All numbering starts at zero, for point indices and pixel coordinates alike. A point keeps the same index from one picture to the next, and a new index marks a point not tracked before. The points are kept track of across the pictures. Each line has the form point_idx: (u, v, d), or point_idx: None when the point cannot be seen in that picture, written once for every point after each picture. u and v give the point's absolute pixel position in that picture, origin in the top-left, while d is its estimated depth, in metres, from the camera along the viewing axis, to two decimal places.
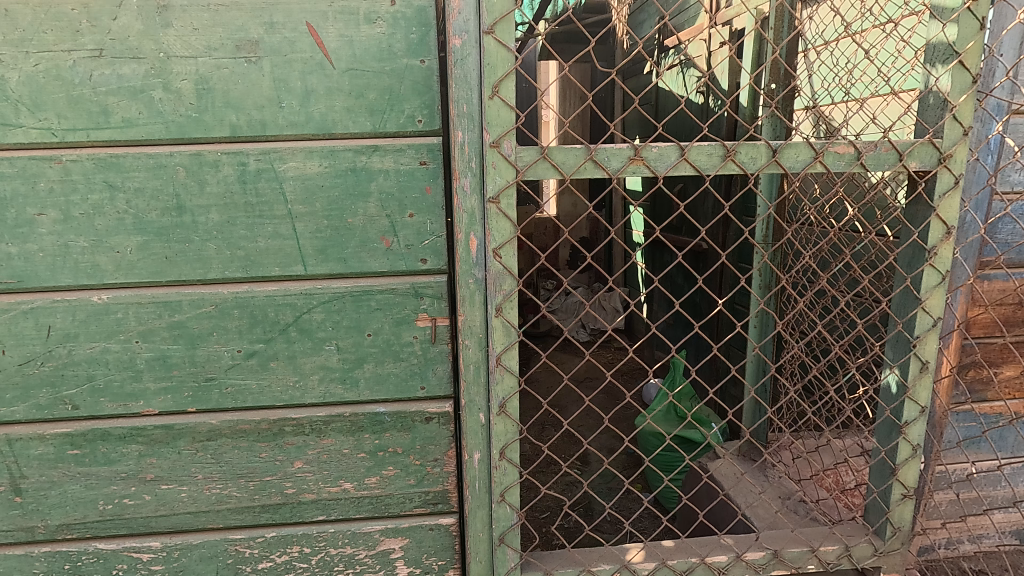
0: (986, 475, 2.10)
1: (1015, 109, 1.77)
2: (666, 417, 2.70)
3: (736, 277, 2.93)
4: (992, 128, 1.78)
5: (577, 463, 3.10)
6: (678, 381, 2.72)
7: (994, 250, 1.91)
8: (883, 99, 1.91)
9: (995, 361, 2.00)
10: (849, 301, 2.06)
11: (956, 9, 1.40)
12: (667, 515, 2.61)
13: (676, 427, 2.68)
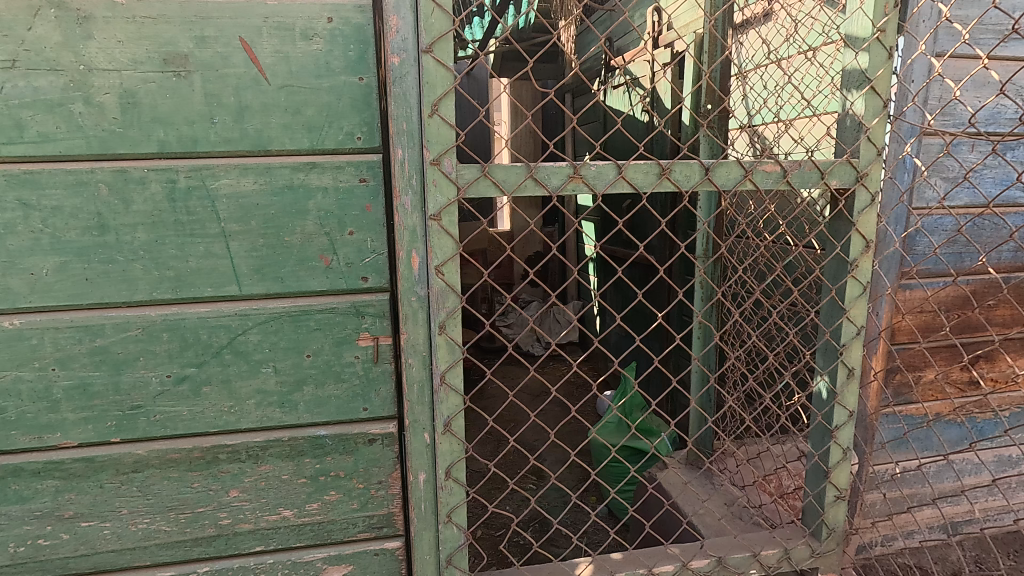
0: (914, 473, 2.24)
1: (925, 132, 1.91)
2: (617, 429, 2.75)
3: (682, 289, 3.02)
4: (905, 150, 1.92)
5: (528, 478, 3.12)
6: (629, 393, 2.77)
7: (914, 261, 2.05)
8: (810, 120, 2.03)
9: (915, 366, 2.13)
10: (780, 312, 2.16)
11: (867, 38, 1.51)
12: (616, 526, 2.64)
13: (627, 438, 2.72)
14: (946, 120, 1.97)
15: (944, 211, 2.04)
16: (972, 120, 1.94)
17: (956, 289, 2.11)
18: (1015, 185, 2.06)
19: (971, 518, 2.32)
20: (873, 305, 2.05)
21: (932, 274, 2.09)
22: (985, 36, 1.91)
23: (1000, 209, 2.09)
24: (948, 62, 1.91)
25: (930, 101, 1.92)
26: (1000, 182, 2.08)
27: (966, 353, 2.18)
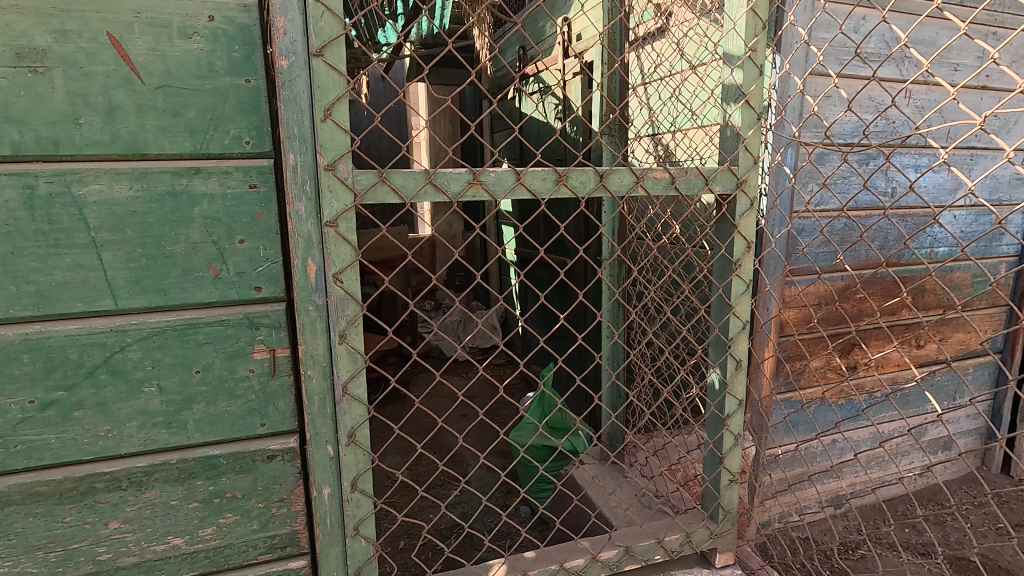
0: (806, 453, 2.50)
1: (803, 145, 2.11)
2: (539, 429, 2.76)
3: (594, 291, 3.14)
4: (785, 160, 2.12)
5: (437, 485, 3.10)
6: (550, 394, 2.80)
7: (798, 260, 2.27)
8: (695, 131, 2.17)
9: (797, 356, 2.35)
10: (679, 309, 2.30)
11: (740, 56, 1.64)
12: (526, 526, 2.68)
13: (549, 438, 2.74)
14: (815, 131, 2.17)
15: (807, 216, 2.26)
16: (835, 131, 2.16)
17: (832, 284, 2.35)
18: (872, 191, 2.32)
19: (844, 491, 2.61)
20: (760, 301, 2.23)
21: (812, 271, 2.31)
22: (846, 57, 2.13)
23: (861, 213, 2.35)
24: (814, 80, 2.12)
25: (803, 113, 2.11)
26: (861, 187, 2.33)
27: (838, 343, 2.44)
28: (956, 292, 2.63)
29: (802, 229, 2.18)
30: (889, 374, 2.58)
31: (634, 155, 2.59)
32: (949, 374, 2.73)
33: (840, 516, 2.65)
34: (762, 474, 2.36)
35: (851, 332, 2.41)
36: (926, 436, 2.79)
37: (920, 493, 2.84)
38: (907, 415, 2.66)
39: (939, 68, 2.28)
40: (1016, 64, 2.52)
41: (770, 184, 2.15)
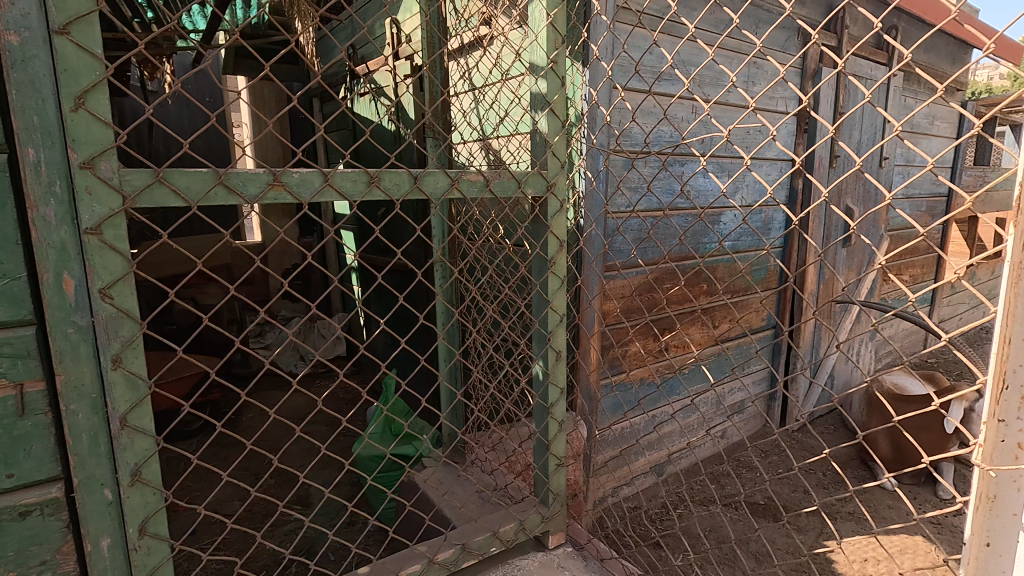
0: (630, 430, 2.78)
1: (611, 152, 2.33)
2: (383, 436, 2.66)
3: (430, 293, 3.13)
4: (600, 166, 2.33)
5: (247, 515, 2.87)
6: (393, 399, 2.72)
7: (614, 257, 2.50)
8: (508, 137, 2.29)
9: (618, 343, 2.59)
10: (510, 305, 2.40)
11: (544, 66, 1.76)
12: (355, 543, 2.57)
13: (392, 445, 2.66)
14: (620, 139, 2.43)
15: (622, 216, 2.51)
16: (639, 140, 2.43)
17: (643, 277, 2.63)
18: (672, 194, 2.65)
19: (663, 461, 2.96)
20: (584, 296, 2.42)
21: (626, 266, 2.57)
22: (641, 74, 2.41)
23: (664, 212, 2.67)
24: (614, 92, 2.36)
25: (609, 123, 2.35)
26: (664, 190, 2.65)
27: (651, 329, 2.75)
28: (740, 279, 3.11)
29: (616, 228, 2.41)
30: (693, 352, 2.96)
31: (465, 158, 2.64)
32: (739, 348, 3.22)
33: (661, 483, 2.99)
34: (594, 454, 2.58)
35: (661, 318, 2.73)
36: (725, 403, 3.26)
37: (722, 452, 3.33)
38: (709, 386, 3.09)
39: (715, 90, 2.71)
40: (772, 91, 3.05)
41: (587, 186, 2.35)
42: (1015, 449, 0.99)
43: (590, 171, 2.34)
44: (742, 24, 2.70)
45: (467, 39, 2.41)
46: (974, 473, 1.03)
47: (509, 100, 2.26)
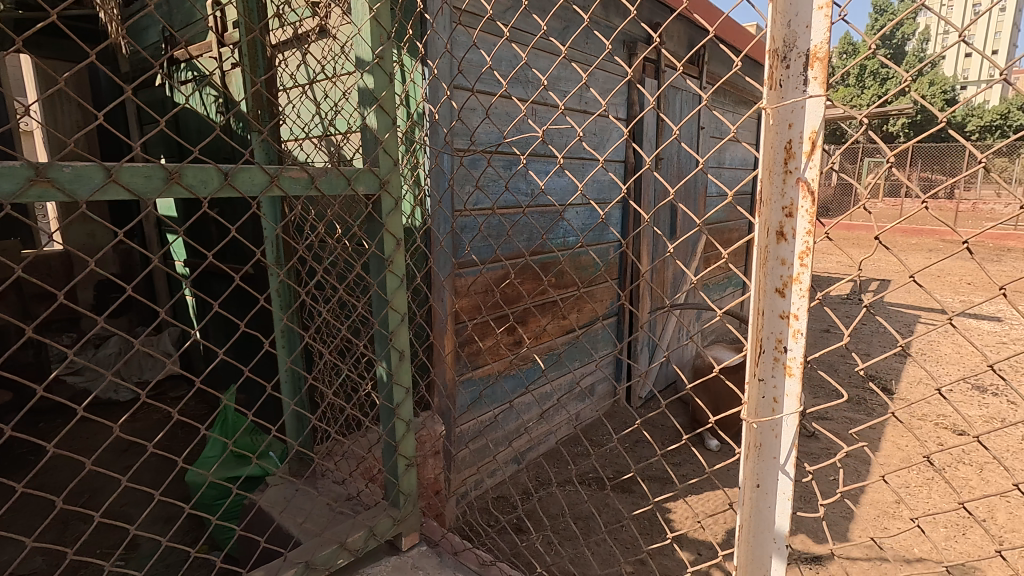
0: (489, 423, 2.84)
1: (455, 150, 2.36)
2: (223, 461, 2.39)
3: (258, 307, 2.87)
4: (445, 164, 2.35)
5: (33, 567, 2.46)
6: (233, 418, 2.46)
7: (464, 254, 2.52)
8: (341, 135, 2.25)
9: (474, 340, 2.62)
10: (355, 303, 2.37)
11: (370, 61, 1.73)
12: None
13: (234, 468, 2.40)
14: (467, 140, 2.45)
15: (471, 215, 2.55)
16: (482, 139, 2.49)
17: (494, 273, 2.69)
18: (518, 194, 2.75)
19: (522, 450, 3.08)
20: (435, 294, 2.42)
21: (478, 263, 2.61)
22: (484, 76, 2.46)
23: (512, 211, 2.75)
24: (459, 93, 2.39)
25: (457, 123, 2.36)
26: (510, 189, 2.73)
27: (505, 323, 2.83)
28: (583, 272, 3.31)
29: (464, 227, 2.44)
30: (545, 343, 3.11)
31: (305, 154, 2.51)
32: (587, 336, 3.42)
33: (522, 471, 3.10)
34: (452, 451, 2.59)
35: (515, 313, 2.82)
36: (577, 388, 3.46)
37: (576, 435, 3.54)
38: (561, 374, 3.26)
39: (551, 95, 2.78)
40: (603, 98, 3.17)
41: (433, 184, 2.35)
42: (771, 403, 1.19)
43: (434, 171, 2.35)
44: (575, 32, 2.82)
45: (297, 29, 2.29)
46: (743, 427, 1.23)
47: (340, 98, 2.24)
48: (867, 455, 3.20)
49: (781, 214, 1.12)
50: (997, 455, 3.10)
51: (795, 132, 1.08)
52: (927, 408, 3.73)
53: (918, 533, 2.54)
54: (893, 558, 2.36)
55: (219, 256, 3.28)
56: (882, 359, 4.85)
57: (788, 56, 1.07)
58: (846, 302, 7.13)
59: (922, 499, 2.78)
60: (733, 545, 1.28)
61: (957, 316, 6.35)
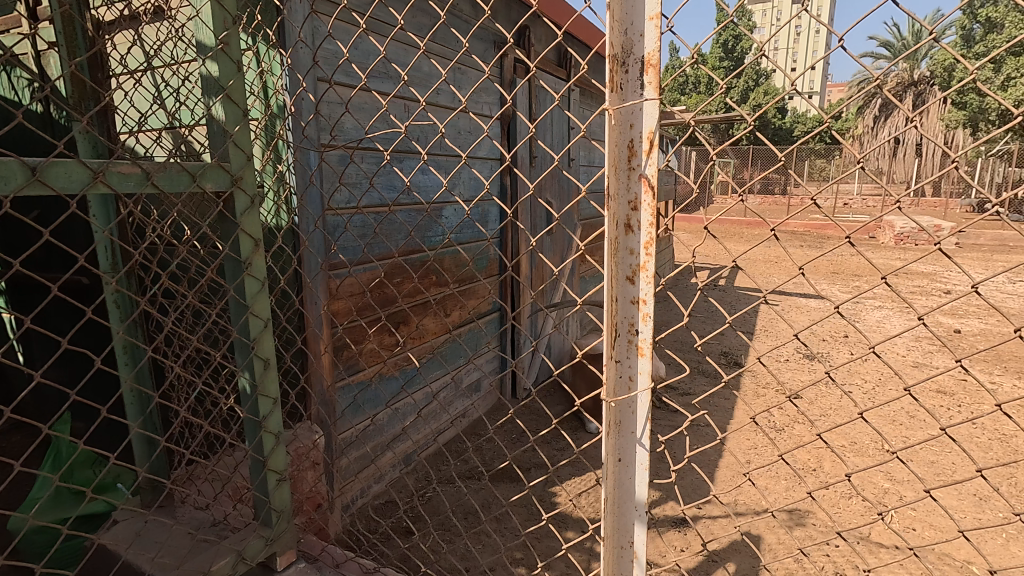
0: (373, 428, 2.75)
1: (323, 145, 2.25)
2: (57, 498, 2.06)
3: (95, 323, 2.53)
4: (312, 159, 2.23)
5: None
6: (67, 449, 2.13)
7: (339, 254, 2.40)
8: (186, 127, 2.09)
9: (353, 344, 2.51)
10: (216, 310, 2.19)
11: (213, 48, 1.61)
12: None
13: (73, 506, 2.07)
14: (337, 135, 2.35)
15: (347, 213, 2.43)
16: (350, 134, 2.39)
17: (373, 273, 2.59)
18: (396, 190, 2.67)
19: (411, 451, 3.03)
20: (307, 298, 2.29)
21: (355, 263, 2.50)
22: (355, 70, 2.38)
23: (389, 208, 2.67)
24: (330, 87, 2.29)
25: (323, 118, 2.26)
26: (387, 186, 2.64)
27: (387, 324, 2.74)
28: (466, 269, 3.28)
29: (338, 226, 2.34)
30: (431, 342, 3.07)
31: (150, 149, 2.26)
32: (472, 332, 3.43)
33: (411, 473, 3.04)
34: (334, 461, 2.48)
35: (397, 313, 2.74)
36: (465, 383, 3.47)
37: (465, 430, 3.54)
38: (448, 371, 3.23)
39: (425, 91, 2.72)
40: (477, 95, 3.15)
41: (300, 182, 2.23)
42: (628, 381, 1.29)
43: (300, 167, 2.22)
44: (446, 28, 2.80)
45: (132, 9, 2.05)
46: (603, 406, 1.32)
47: (183, 87, 2.07)
48: (723, 424, 3.56)
49: (627, 208, 1.22)
50: (822, 413, 3.61)
51: (635, 132, 1.18)
52: (770, 377, 4.23)
53: (763, 487, 2.89)
54: (743, 512, 2.66)
55: (35, 268, 2.82)
56: (736, 336, 5.41)
57: (626, 61, 1.16)
58: (705, 288, 7.87)
59: (766, 458, 3.16)
60: (601, 517, 1.37)
61: (793, 295, 7.28)
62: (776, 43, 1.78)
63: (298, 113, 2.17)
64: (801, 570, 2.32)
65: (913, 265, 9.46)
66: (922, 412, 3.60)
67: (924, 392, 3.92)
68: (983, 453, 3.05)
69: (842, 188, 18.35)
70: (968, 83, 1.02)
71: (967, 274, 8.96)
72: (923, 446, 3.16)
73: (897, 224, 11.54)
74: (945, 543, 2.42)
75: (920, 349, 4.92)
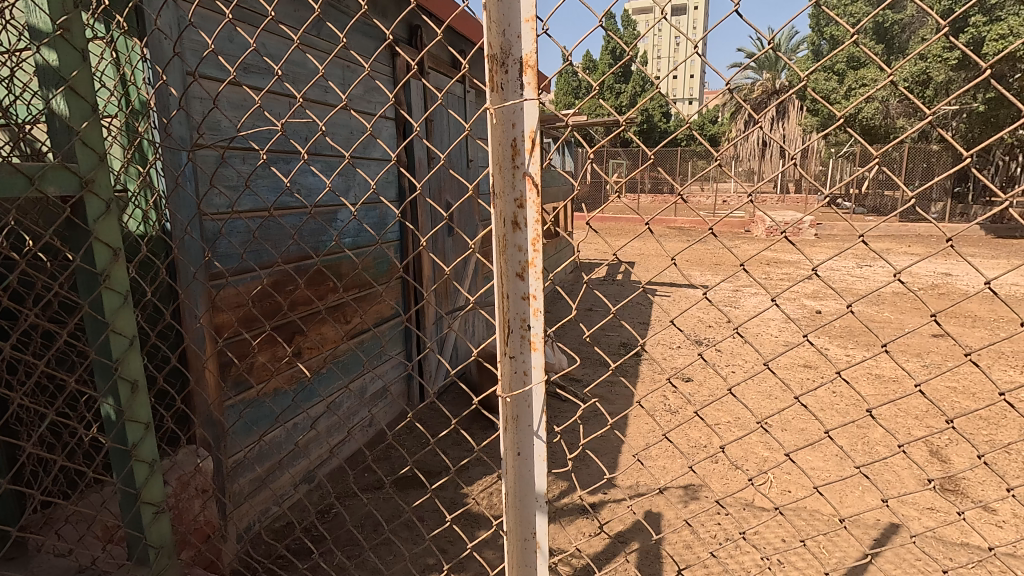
0: (268, 448, 2.58)
1: (194, 144, 2.07)
2: None
3: None
4: (182, 159, 2.04)
5: None
6: None
7: (218, 263, 2.22)
8: (25, 124, 1.85)
9: (239, 359, 2.33)
10: (74, 330, 1.94)
11: (49, 34, 1.43)
12: None
13: None
14: (213, 134, 2.18)
15: (226, 218, 2.26)
16: (225, 133, 2.23)
17: (260, 282, 2.42)
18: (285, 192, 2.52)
19: (313, 466, 2.88)
20: (184, 311, 2.10)
21: (238, 272, 2.33)
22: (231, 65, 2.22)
23: (278, 212, 2.50)
24: (204, 82, 2.12)
25: (193, 115, 2.09)
26: (274, 188, 2.49)
27: (281, 335, 2.57)
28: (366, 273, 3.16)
29: (217, 231, 2.16)
30: (330, 351, 2.93)
31: None
32: (375, 339, 3.32)
33: (314, 489, 2.90)
34: (225, 485, 2.30)
35: (288, 324, 2.58)
36: (369, 392, 3.35)
37: (373, 440, 3.43)
38: (349, 381, 3.11)
39: (312, 89, 2.61)
40: (369, 95, 3.07)
41: (170, 185, 2.04)
42: (522, 376, 1.31)
43: (169, 169, 2.03)
44: (332, 24, 2.71)
45: None
46: (500, 402, 1.33)
47: (19, 79, 1.84)
48: (622, 411, 3.75)
49: (513, 206, 1.24)
50: (708, 393, 3.91)
51: (518, 131, 1.21)
52: (663, 363, 4.52)
53: (659, 466, 3.07)
54: (643, 492, 2.81)
55: None
56: (631, 327, 5.71)
57: (505, 61, 1.18)
58: (602, 283, 8.23)
59: (661, 439, 3.37)
60: (504, 512, 1.38)
61: (680, 286, 7.82)
62: (650, 50, 1.89)
63: (164, 110, 1.99)
64: (695, 540, 2.47)
65: (780, 254, 10.53)
66: (790, 385, 4.02)
67: (791, 368, 4.38)
68: (839, 417, 3.47)
69: (720, 186, 20.02)
70: (801, 88, 1.15)
71: (823, 261, 10.13)
72: (792, 416, 3.52)
73: (766, 218, 12.78)
74: (812, 500, 2.72)
75: (787, 329, 5.49)
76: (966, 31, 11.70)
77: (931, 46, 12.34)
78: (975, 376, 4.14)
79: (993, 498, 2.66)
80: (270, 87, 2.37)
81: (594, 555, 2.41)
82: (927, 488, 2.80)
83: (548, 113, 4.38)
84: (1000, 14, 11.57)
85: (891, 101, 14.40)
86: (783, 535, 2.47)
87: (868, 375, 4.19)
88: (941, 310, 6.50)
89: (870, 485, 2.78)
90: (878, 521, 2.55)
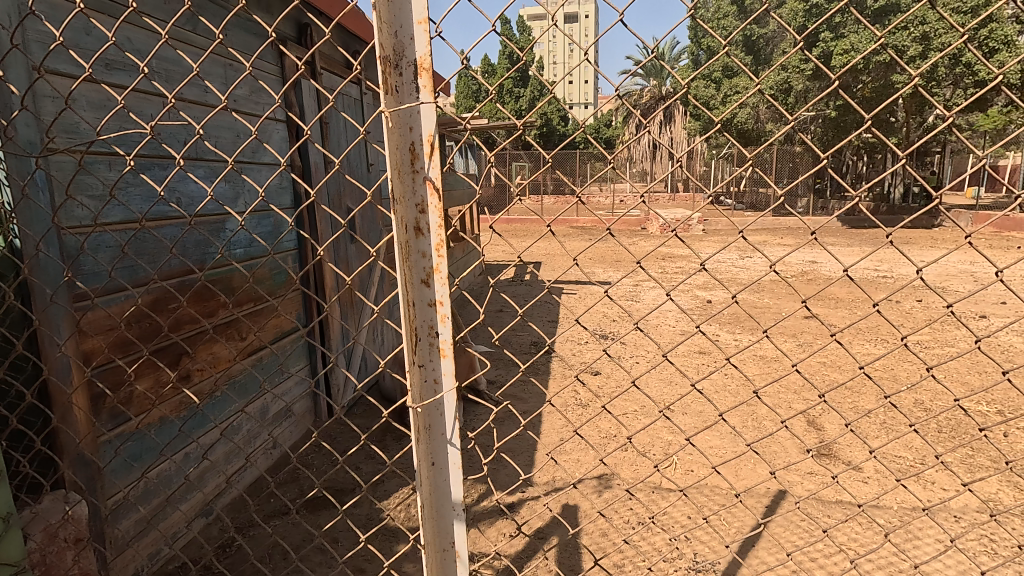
0: (154, 483, 2.33)
1: (48, 148, 1.83)
2: None
3: None
4: (32, 165, 1.80)
5: None
6: None
7: (82, 283, 1.98)
8: None
9: (113, 390, 2.08)
10: None
11: None
12: None
13: None
14: (69, 137, 1.94)
15: (92, 230, 2.03)
16: (87, 137, 1.99)
17: (136, 303, 2.18)
18: (161, 202, 2.29)
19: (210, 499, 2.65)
20: (42, 340, 1.85)
21: (109, 292, 2.08)
22: (88, 60, 1.99)
23: (154, 223, 2.27)
24: (55, 79, 1.88)
25: (42, 116, 1.84)
26: (148, 198, 2.26)
27: (163, 358, 2.33)
28: (261, 286, 2.96)
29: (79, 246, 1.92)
30: (222, 373, 2.70)
31: None
32: (275, 355, 3.11)
33: (212, 523, 2.67)
34: (104, 531, 2.05)
35: (171, 346, 2.35)
36: (270, 413, 3.15)
37: (277, 463, 3.23)
38: (247, 402, 2.89)
39: (187, 89, 2.40)
40: (254, 96, 2.88)
41: (16, 195, 1.78)
42: (433, 384, 1.28)
43: (15, 176, 1.77)
44: (209, 19, 2.52)
45: None
46: (410, 412, 1.30)
47: None
48: (535, 409, 3.82)
49: (415, 211, 1.21)
50: (615, 385, 4.10)
51: (416, 134, 1.18)
52: (572, 359, 4.67)
53: (573, 460, 3.17)
54: (559, 487, 2.88)
55: None
56: (541, 327, 5.84)
57: (399, 63, 1.15)
58: (510, 284, 8.34)
59: (573, 433, 3.47)
60: (420, 525, 1.35)
61: (584, 284, 8.13)
62: (543, 56, 1.94)
63: (3, 110, 1.74)
64: (610, 527, 2.57)
65: (673, 250, 11.27)
66: (687, 372, 4.32)
67: (688, 355, 4.70)
68: (731, 397, 3.78)
69: (617, 187, 21.12)
70: (683, 95, 1.22)
71: (711, 254, 10.98)
72: (690, 401, 3.79)
73: (660, 216, 13.62)
74: (712, 477, 2.93)
75: (683, 319, 5.88)
76: (818, 45, 13.22)
77: (789, 59, 13.80)
78: (839, 351, 4.69)
79: (859, 458, 3.02)
80: (138, 85, 2.15)
81: (515, 554, 2.42)
82: (807, 456, 3.14)
83: (449, 116, 4.36)
84: (843, 31, 13.19)
85: (760, 108, 15.90)
86: (688, 513, 2.64)
87: (754, 358, 4.60)
88: (811, 294, 7.29)
89: (760, 457, 3.06)
90: (768, 489, 2.81)
